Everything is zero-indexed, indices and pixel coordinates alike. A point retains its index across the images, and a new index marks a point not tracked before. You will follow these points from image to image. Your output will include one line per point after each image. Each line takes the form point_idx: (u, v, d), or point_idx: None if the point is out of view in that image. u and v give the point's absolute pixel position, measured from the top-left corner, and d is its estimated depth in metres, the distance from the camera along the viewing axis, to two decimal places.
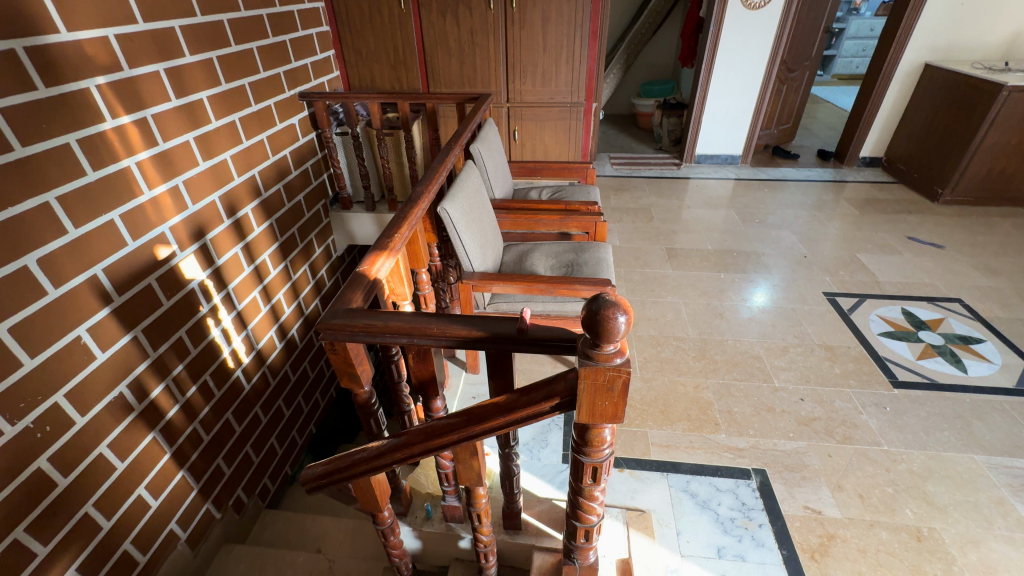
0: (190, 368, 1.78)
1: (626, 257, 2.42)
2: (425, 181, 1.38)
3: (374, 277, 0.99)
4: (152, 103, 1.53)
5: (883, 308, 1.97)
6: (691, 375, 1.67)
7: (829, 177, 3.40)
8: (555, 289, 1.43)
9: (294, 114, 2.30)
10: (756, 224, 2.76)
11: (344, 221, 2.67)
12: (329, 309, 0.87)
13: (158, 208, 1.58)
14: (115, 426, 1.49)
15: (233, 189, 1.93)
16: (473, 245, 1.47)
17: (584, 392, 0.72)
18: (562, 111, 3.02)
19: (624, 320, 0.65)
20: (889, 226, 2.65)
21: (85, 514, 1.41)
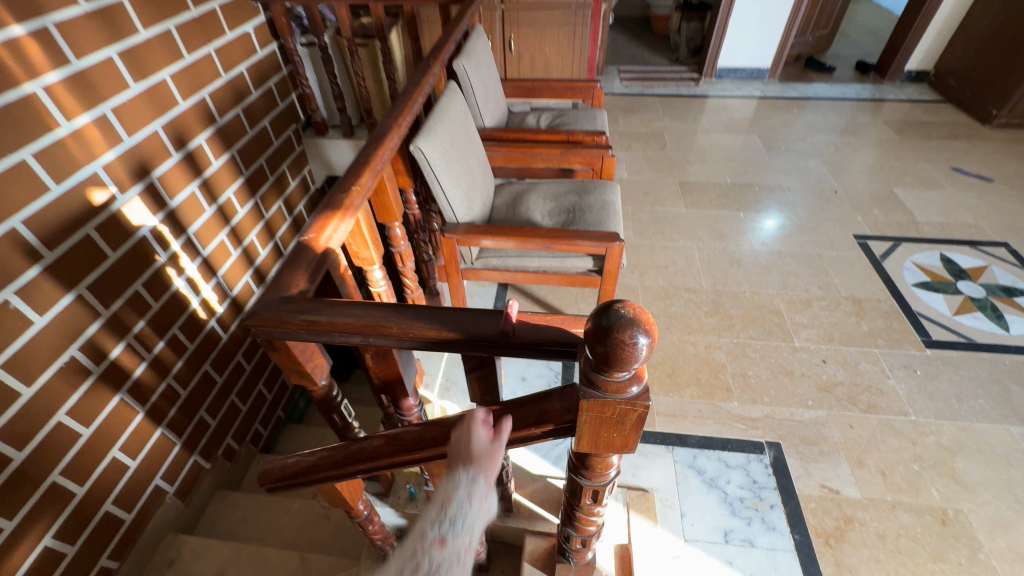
0: (155, 323, 1.56)
1: (634, 192, 2.17)
2: (394, 112, 1.12)
3: (325, 248, 0.79)
4: (51, 8, 1.20)
5: (919, 254, 1.77)
6: (703, 333, 1.51)
7: (867, 94, 3.02)
8: (553, 244, 1.23)
9: (247, 20, 1.90)
10: (782, 152, 2.46)
11: (319, 149, 2.35)
12: (260, 298, 0.69)
13: (83, 143, 1.30)
14: (73, 393, 1.32)
15: (180, 116, 1.61)
16: (456, 190, 1.24)
17: (586, 423, 0.55)
18: (566, 15, 2.57)
19: (646, 342, 0.47)
20: (931, 154, 2.36)
21: (52, 483, 1.29)
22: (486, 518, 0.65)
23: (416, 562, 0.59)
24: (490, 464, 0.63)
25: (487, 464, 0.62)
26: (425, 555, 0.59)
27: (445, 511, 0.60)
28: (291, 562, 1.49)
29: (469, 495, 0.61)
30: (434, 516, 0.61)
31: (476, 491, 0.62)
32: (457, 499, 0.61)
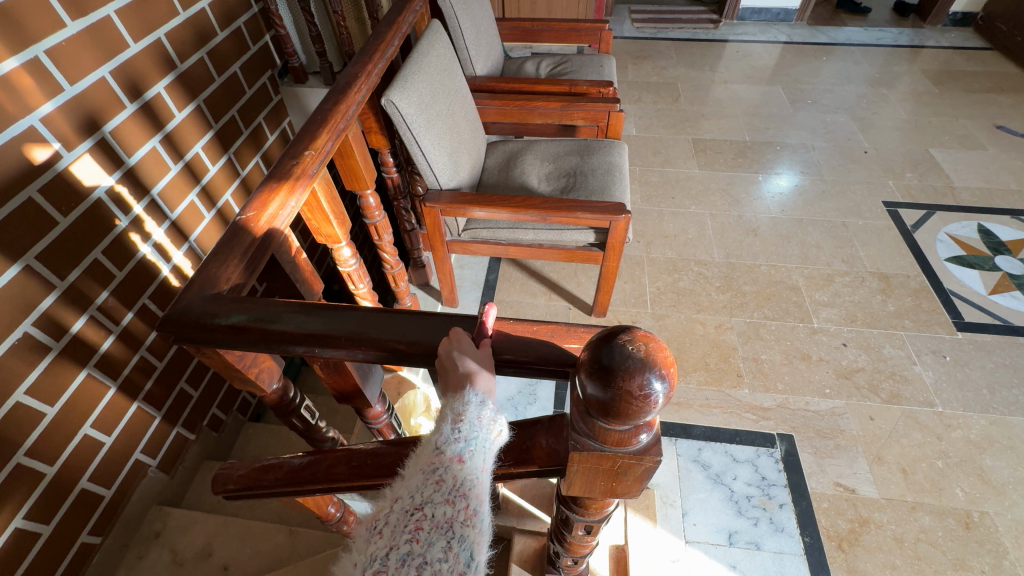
0: (121, 293, 1.44)
1: (642, 150, 1.98)
2: (362, 58, 0.94)
3: (268, 229, 0.65)
4: None
5: (955, 225, 1.61)
6: (714, 312, 1.39)
7: (905, 40, 2.73)
8: (551, 215, 1.07)
9: None
10: (806, 105, 2.23)
11: (298, 99, 2.13)
12: (183, 296, 0.56)
13: (12, 91, 1.12)
14: (31, 371, 1.21)
15: (132, 60, 1.41)
16: (439, 151, 1.08)
17: (578, 472, 0.43)
18: None
19: (663, 390, 0.34)
20: (973, 109, 2.14)
21: (16, 464, 1.20)
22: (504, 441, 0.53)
23: (436, 478, 0.49)
24: (494, 378, 0.51)
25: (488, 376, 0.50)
26: (446, 469, 0.50)
27: (457, 426, 0.51)
28: (278, 537, 1.41)
29: (480, 409, 0.51)
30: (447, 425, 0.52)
31: (486, 412, 0.51)
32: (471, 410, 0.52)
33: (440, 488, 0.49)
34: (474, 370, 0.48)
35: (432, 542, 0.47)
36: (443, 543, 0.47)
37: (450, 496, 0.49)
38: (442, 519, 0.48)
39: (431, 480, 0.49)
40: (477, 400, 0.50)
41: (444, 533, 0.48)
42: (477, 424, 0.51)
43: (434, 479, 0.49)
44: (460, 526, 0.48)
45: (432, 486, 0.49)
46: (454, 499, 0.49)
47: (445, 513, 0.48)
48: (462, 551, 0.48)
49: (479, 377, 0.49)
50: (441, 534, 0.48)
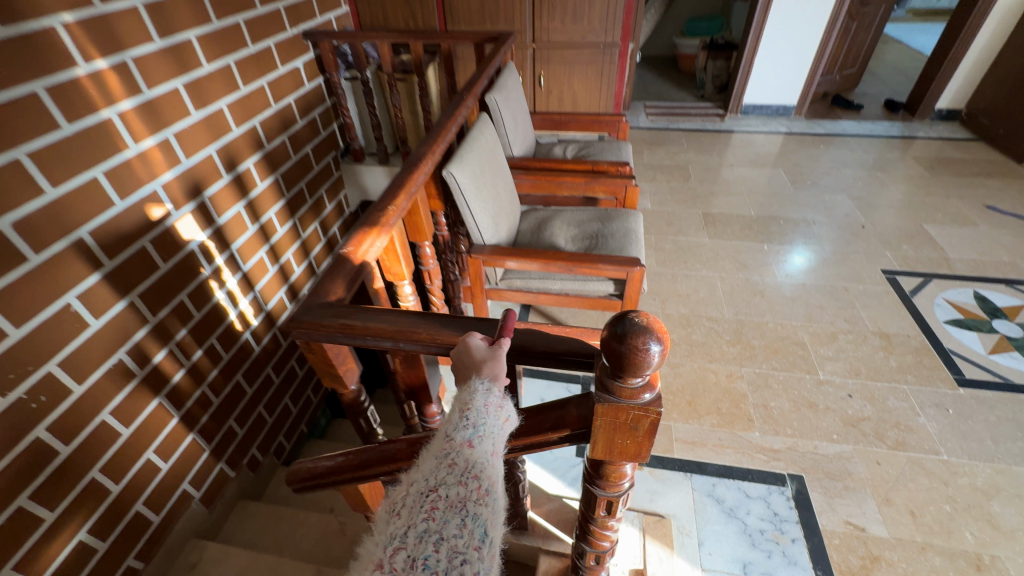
0: (195, 332, 1.65)
1: (657, 222, 2.21)
2: (429, 140, 1.20)
3: (361, 260, 0.85)
4: (131, 45, 1.34)
5: (951, 291, 1.74)
6: (725, 362, 1.51)
7: (897, 131, 3.02)
8: (575, 267, 1.27)
9: (298, 56, 2.06)
10: (807, 186, 2.46)
11: (355, 174, 2.48)
12: (302, 303, 0.75)
13: (147, 163, 1.42)
14: (117, 393, 1.40)
15: (232, 142, 1.74)
16: (484, 214, 1.31)
17: (600, 427, 0.58)
18: (594, 53, 2.67)
19: (659, 349, 0.50)
20: (963, 191, 2.33)
21: (92, 479, 1.34)
22: (510, 428, 0.64)
23: (450, 462, 0.59)
24: (497, 366, 0.63)
25: (494, 365, 0.63)
26: (458, 454, 0.59)
27: (465, 416, 0.61)
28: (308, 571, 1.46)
29: (486, 399, 0.62)
30: (456, 420, 0.63)
31: (492, 398, 0.62)
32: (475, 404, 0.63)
33: (453, 471, 0.58)
34: (480, 355, 0.62)
35: (447, 519, 0.55)
36: (457, 521, 0.55)
37: (462, 479, 0.58)
38: (456, 498, 0.56)
39: (445, 464, 0.59)
40: (482, 387, 0.62)
41: (457, 511, 0.55)
42: (483, 413, 0.61)
43: (447, 463, 0.59)
44: (472, 504, 0.56)
45: (446, 469, 0.58)
46: (466, 481, 0.57)
47: (458, 493, 0.56)
48: (474, 527, 0.55)
49: (483, 368, 0.62)
50: (455, 512, 0.55)
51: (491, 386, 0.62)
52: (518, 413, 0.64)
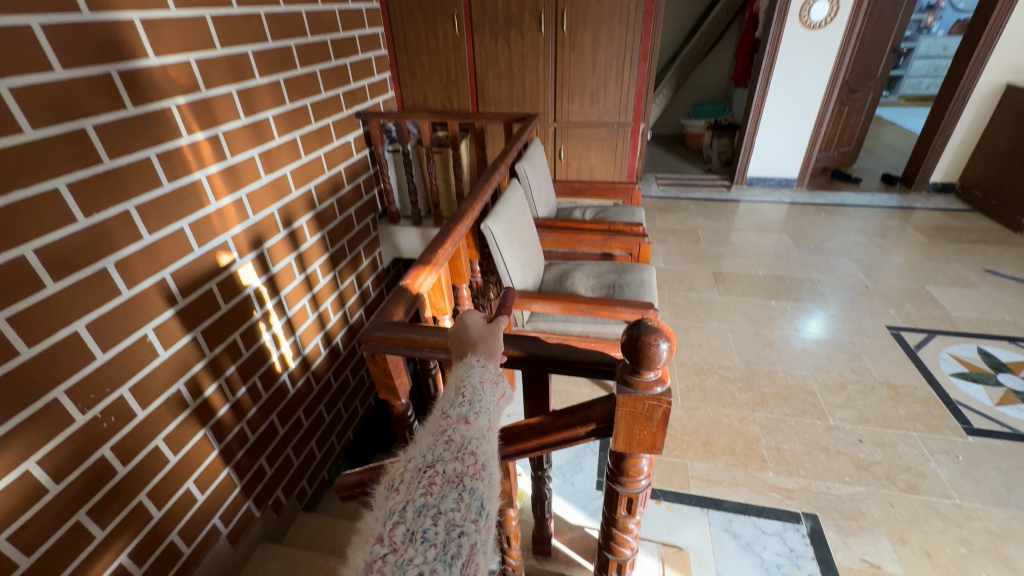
0: (242, 369, 1.80)
1: (670, 279, 2.36)
2: (470, 199, 1.41)
3: (416, 291, 1.01)
4: (224, 122, 1.61)
5: (955, 346, 1.82)
6: (737, 407, 1.59)
7: (896, 202, 3.23)
8: (595, 310, 1.41)
9: (350, 131, 2.38)
10: (812, 250, 2.62)
11: (391, 234, 2.72)
12: (371, 320, 0.90)
13: (222, 217, 1.64)
14: (171, 421, 1.51)
15: (291, 202, 1.99)
16: (514, 263, 1.48)
17: (621, 418, 0.70)
18: (609, 131, 2.98)
19: (666, 347, 0.64)
20: (962, 256, 2.47)
21: (138, 502, 1.41)
22: (504, 404, 0.70)
23: (446, 438, 0.60)
24: (491, 344, 0.74)
25: (489, 344, 0.74)
26: (454, 431, 0.61)
27: (462, 394, 0.65)
28: None
29: (481, 378, 0.67)
30: (451, 400, 0.65)
31: (487, 375, 0.68)
32: (469, 383, 0.67)
33: (450, 447, 0.59)
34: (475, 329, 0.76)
35: (445, 494, 0.54)
36: (455, 495, 0.55)
37: (458, 455, 0.58)
38: (453, 473, 0.56)
39: (442, 441, 0.60)
40: (478, 362, 0.69)
41: (454, 486, 0.55)
42: (478, 391, 0.66)
43: (443, 441, 0.59)
44: (469, 478, 0.57)
45: (443, 446, 0.59)
46: (463, 456, 0.58)
47: (455, 468, 0.57)
48: (471, 501, 0.55)
49: (479, 346, 0.73)
50: (452, 487, 0.55)
51: (486, 362, 0.70)
52: (512, 390, 0.71)
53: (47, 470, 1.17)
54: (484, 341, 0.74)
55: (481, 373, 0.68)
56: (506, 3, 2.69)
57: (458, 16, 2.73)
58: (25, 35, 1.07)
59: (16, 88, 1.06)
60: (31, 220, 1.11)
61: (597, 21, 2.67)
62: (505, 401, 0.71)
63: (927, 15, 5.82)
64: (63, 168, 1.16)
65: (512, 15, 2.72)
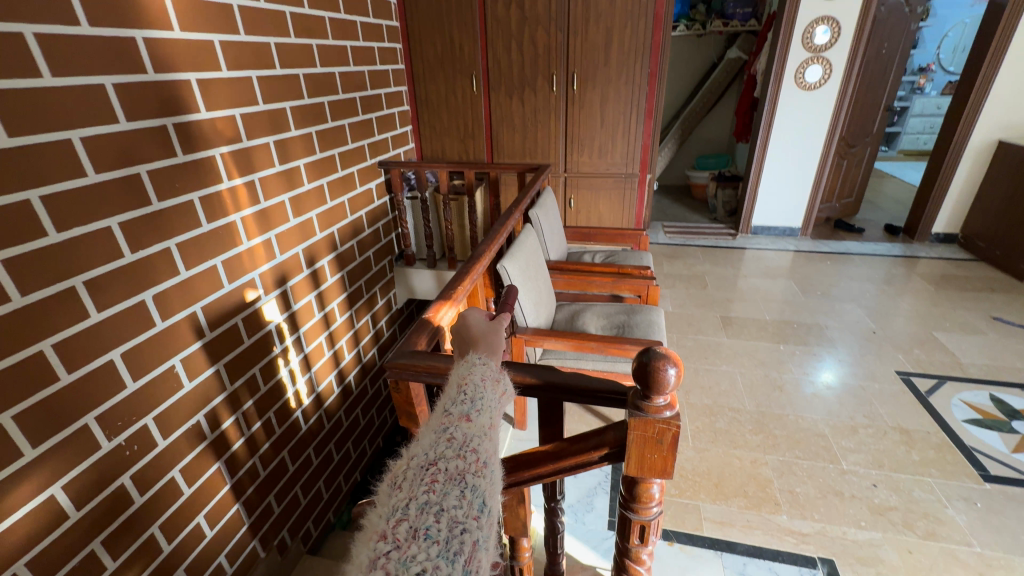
0: (259, 403, 1.82)
1: (678, 322, 2.41)
2: (487, 241, 1.50)
3: (437, 324, 1.07)
4: (260, 169, 1.72)
5: (967, 392, 1.82)
6: (749, 449, 1.60)
7: (900, 251, 3.30)
8: (605, 347, 1.46)
9: (373, 179, 2.52)
10: (819, 296, 2.66)
11: (406, 276, 2.81)
12: (395, 350, 0.95)
13: (252, 256, 1.72)
14: (189, 452, 1.51)
15: (315, 243, 2.09)
16: (527, 301, 1.56)
17: (633, 443, 0.74)
18: (617, 181, 3.12)
19: (674, 372, 0.69)
20: (970, 304, 2.51)
21: (149, 535, 1.39)
22: (505, 402, 0.73)
23: (448, 435, 0.60)
24: (491, 342, 0.82)
25: (489, 343, 0.82)
26: (456, 429, 0.61)
27: (463, 394, 0.67)
28: None
29: (481, 379, 0.70)
30: (453, 399, 0.67)
31: (488, 374, 0.72)
32: (471, 382, 0.69)
33: (452, 445, 0.59)
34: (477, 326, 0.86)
35: (447, 491, 0.54)
36: (457, 492, 0.54)
37: (461, 452, 0.59)
38: (455, 471, 0.56)
39: (444, 438, 0.60)
40: (479, 360, 0.73)
41: (457, 483, 0.55)
42: (479, 390, 0.68)
43: (445, 438, 0.60)
44: (471, 476, 0.57)
45: (445, 444, 0.59)
46: (465, 454, 0.59)
47: (457, 466, 0.57)
48: (474, 498, 0.55)
49: (479, 343, 0.81)
50: (455, 484, 0.55)
51: (486, 360, 0.74)
52: (513, 388, 0.75)
53: (71, 497, 1.17)
54: (484, 339, 0.82)
55: (482, 371, 0.72)
56: (520, 65, 2.91)
57: (476, 76, 2.96)
58: (99, 92, 1.18)
59: (86, 136, 1.16)
60: (85, 255, 1.17)
61: (605, 82, 2.88)
62: (505, 400, 0.74)
63: (919, 76, 6.13)
64: (117, 208, 1.24)
65: (526, 76, 2.94)
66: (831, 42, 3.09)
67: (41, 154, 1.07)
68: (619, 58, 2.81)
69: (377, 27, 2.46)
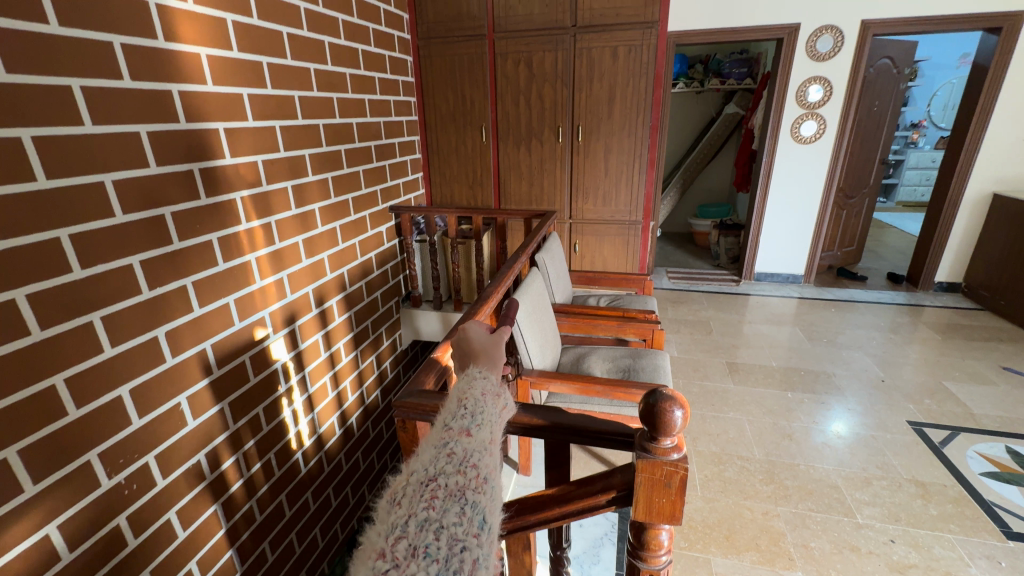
0: (260, 444, 1.80)
1: (684, 368, 2.40)
2: (494, 284, 1.53)
3: (445, 364, 1.09)
4: (277, 212, 1.79)
5: (982, 444, 1.78)
6: (760, 500, 1.55)
7: (904, 300, 3.32)
8: (611, 391, 1.46)
9: (383, 223, 2.60)
10: (826, 343, 2.66)
11: (412, 317, 2.84)
12: (404, 388, 0.96)
13: (264, 294, 1.76)
14: (186, 493, 1.48)
15: (324, 283, 2.13)
16: (533, 344, 1.57)
17: (641, 486, 0.73)
18: (621, 228, 3.19)
19: (680, 414, 0.69)
20: (978, 354, 2.49)
21: None
22: (505, 417, 0.72)
23: (448, 450, 0.60)
24: (492, 356, 0.81)
25: (490, 356, 0.80)
26: (456, 444, 0.61)
27: (463, 408, 0.67)
28: None
29: (481, 394, 0.70)
30: (453, 413, 0.67)
31: (488, 388, 0.72)
32: (471, 396, 0.69)
33: (452, 461, 0.59)
34: (477, 339, 0.85)
35: (447, 508, 0.54)
36: (457, 508, 0.54)
37: (461, 468, 0.58)
38: (455, 487, 0.56)
39: (444, 453, 0.60)
40: (479, 374, 0.73)
41: (457, 500, 0.55)
42: (479, 404, 0.68)
43: (445, 453, 0.60)
44: (471, 492, 0.56)
45: (445, 460, 0.59)
46: (465, 470, 0.58)
47: (457, 482, 0.56)
48: (474, 515, 0.55)
49: (480, 357, 0.80)
50: (455, 501, 0.55)
51: (487, 374, 0.74)
52: (513, 402, 0.75)
53: (65, 536, 1.14)
54: (486, 352, 0.81)
55: (482, 385, 0.72)
56: (527, 118, 3.07)
57: (485, 127, 3.11)
58: (134, 139, 1.26)
59: (118, 180, 1.22)
60: (105, 292, 1.21)
61: (609, 133, 3.01)
62: (506, 413, 0.73)
63: (912, 131, 6.36)
64: (139, 246, 1.29)
65: (533, 128, 3.08)
66: (824, 100, 3.24)
67: (74, 197, 1.13)
68: (621, 112, 2.95)
69: (393, 82, 2.62)
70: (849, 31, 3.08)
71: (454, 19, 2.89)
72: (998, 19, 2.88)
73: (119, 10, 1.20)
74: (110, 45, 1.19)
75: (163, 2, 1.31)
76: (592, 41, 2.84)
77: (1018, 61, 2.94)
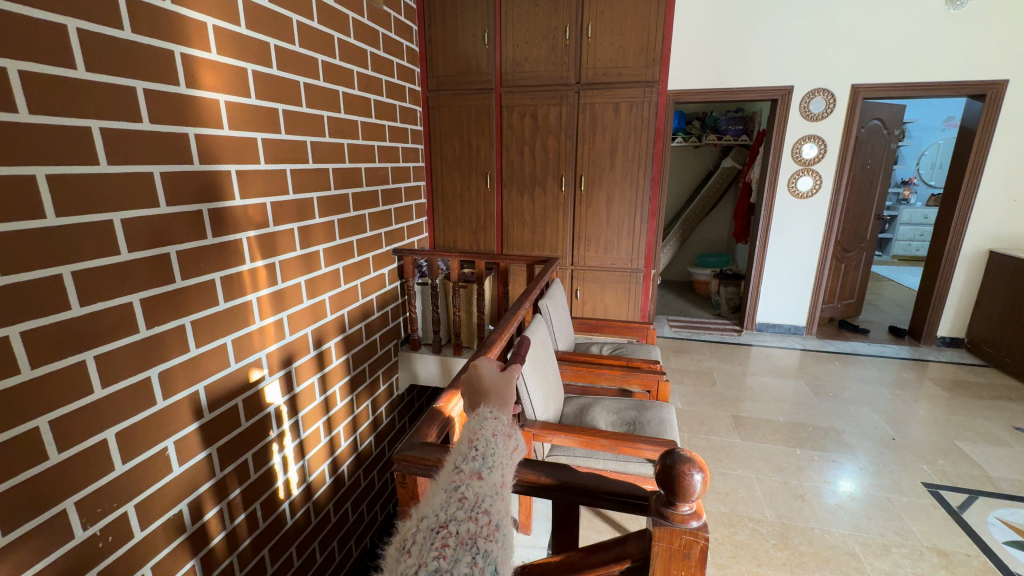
0: (246, 493, 1.71)
1: (689, 421, 2.33)
2: (499, 330, 1.50)
3: (448, 415, 1.04)
4: (282, 252, 1.79)
5: (1003, 510, 1.70)
6: (774, 567, 1.47)
7: (907, 354, 3.29)
8: (617, 446, 1.40)
9: (386, 265, 2.60)
10: (831, 397, 2.60)
11: (411, 361, 2.79)
12: (405, 441, 0.91)
13: (262, 335, 1.73)
14: (163, 547, 1.39)
15: (324, 324, 2.09)
16: (537, 394, 1.53)
17: (658, 556, 0.69)
18: (622, 276, 3.19)
19: (699, 478, 0.66)
20: (988, 412, 2.44)
21: None
22: (517, 457, 0.68)
23: (460, 494, 0.57)
24: (504, 398, 0.77)
25: (501, 395, 0.77)
26: (468, 487, 0.58)
27: (474, 448, 0.63)
28: None
29: (493, 433, 0.66)
30: (463, 454, 0.63)
31: (500, 429, 0.67)
32: (482, 437, 0.65)
33: (463, 505, 0.56)
34: (488, 376, 0.83)
35: (458, 557, 0.51)
36: (469, 558, 0.51)
37: (472, 514, 0.55)
38: (467, 534, 0.53)
39: (455, 497, 0.56)
40: (490, 415, 0.69)
41: (469, 548, 0.52)
42: (491, 444, 0.64)
43: (456, 497, 0.56)
44: (483, 540, 0.53)
45: (456, 504, 0.56)
46: (477, 515, 0.55)
47: (469, 529, 0.53)
48: (486, 565, 0.51)
49: (491, 394, 0.77)
50: (466, 549, 0.52)
51: (498, 414, 0.70)
52: (526, 445, 0.70)
53: None
54: (496, 390, 0.78)
55: (494, 426, 0.67)
56: (532, 167, 3.15)
57: (489, 175, 3.19)
58: (148, 180, 1.27)
59: (126, 219, 1.22)
60: (101, 329, 1.18)
61: (611, 183, 3.07)
62: (518, 455, 0.69)
63: (903, 188, 6.56)
64: (141, 285, 1.27)
65: (537, 176, 3.16)
66: (818, 156, 3.35)
67: (81, 234, 1.12)
68: (623, 164, 3.03)
69: (402, 130, 2.70)
70: (841, 94, 3.23)
71: (463, 74, 3.03)
72: (982, 87, 3.03)
73: (145, 58, 1.25)
74: (132, 90, 1.22)
75: (188, 52, 1.36)
76: (594, 97, 2.96)
77: (1004, 126, 3.06)
